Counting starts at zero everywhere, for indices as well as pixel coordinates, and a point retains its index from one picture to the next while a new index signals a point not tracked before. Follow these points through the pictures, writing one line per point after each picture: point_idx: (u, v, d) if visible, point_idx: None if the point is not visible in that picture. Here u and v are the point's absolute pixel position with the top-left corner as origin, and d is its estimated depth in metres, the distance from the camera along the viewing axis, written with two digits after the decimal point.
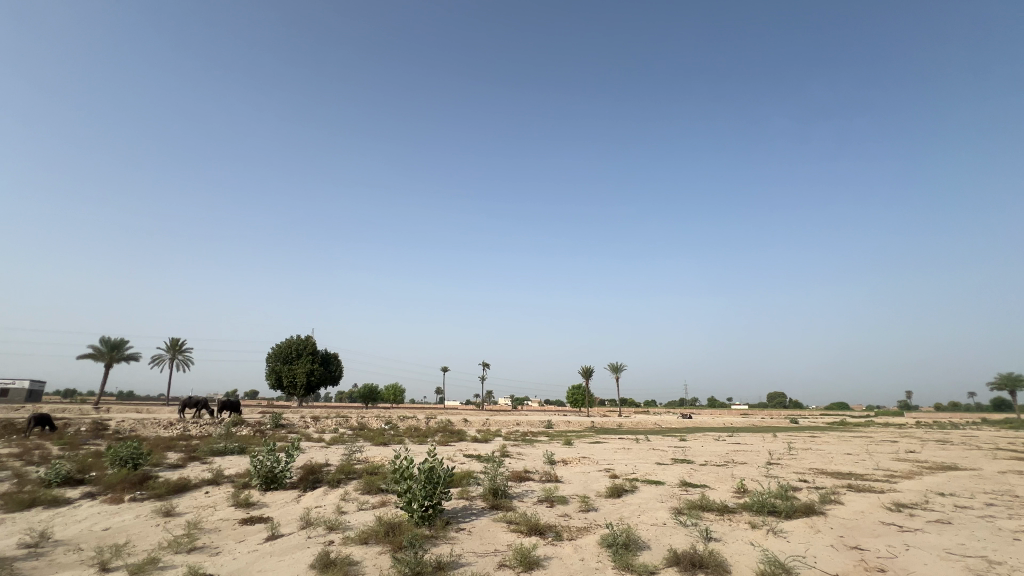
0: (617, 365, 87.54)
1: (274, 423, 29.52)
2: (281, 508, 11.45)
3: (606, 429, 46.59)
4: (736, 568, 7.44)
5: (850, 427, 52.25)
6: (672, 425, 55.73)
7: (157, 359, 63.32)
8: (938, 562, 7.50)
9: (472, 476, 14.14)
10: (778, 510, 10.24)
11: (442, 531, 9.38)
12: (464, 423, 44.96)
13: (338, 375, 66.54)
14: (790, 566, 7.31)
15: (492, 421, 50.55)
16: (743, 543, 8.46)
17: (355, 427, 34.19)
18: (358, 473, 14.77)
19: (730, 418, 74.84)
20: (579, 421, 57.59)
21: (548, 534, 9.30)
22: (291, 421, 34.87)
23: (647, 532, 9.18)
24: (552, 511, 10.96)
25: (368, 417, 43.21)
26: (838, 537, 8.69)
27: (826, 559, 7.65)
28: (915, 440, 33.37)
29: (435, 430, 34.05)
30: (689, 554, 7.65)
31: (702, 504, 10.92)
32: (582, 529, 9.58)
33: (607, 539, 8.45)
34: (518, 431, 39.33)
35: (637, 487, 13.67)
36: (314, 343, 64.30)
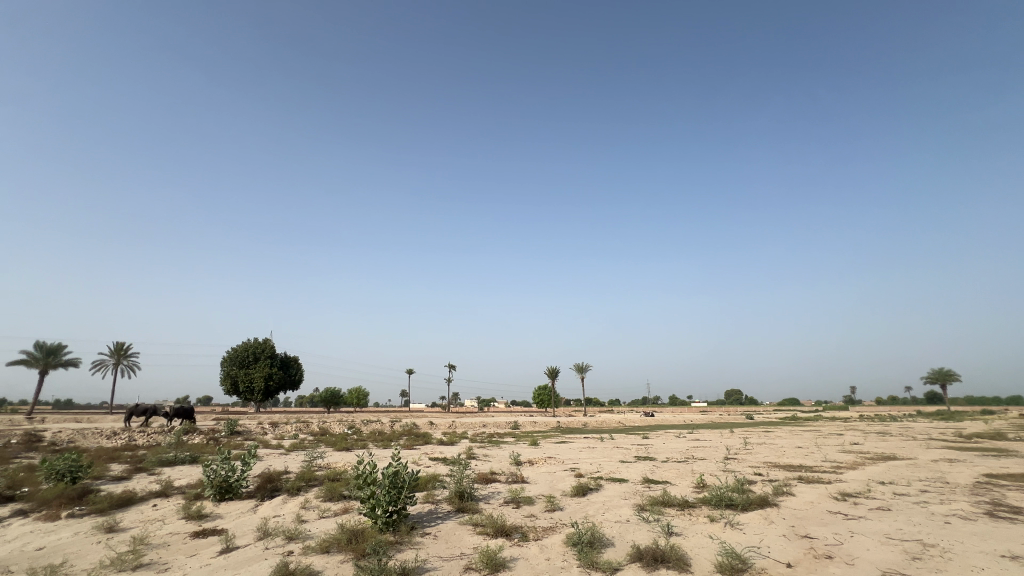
0: (582, 365, 88.88)
1: (230, 430, 28.26)
2: (236, 519, 10.95)
3: (572, 428, 47.22)
4: (696, 561, 7.67)
5: (800, 421, 55.01)
6: (635, 423, 57.14)
7: (99, 364, 59.39)
8: (880, 547, 8.00)
9: (437, 479, 13.95)
10: (734, 503, 10.66)
11: (407, 536, 9.25)
12: (429, 426, 44.59)
13: (298, 379, 64.44)
14: (746, 557, 7.61)
15: (458, 423, 50.30)
16: (703, 536, 8.74)
17: (316, 432, 33.26)
18: (319, 479, 14.34)
19: (689, 415, 77.44)
20: (545, 421, 57.87)
21: (514, 535, 9.32)
22: (248, 427, 33.52)
23: (611, 529, 9.34)
24: (518, 512, 10.99)
25: (331, 422, 42.09)
26: (790, 527, 9.13)
27: (779, 548, 8.02)
28: (858, 432, 35.55)
29: (399, 433, 33.50)
30: (652, 549, 7.84)
31: (664, 500, 11.24)
32: (548, 529, 9.64)
33: (573, 538, 8.54)
34: (483, 433, 39.26)
35: (601, 485, 13.89)
36: (272, 346, 61.98)
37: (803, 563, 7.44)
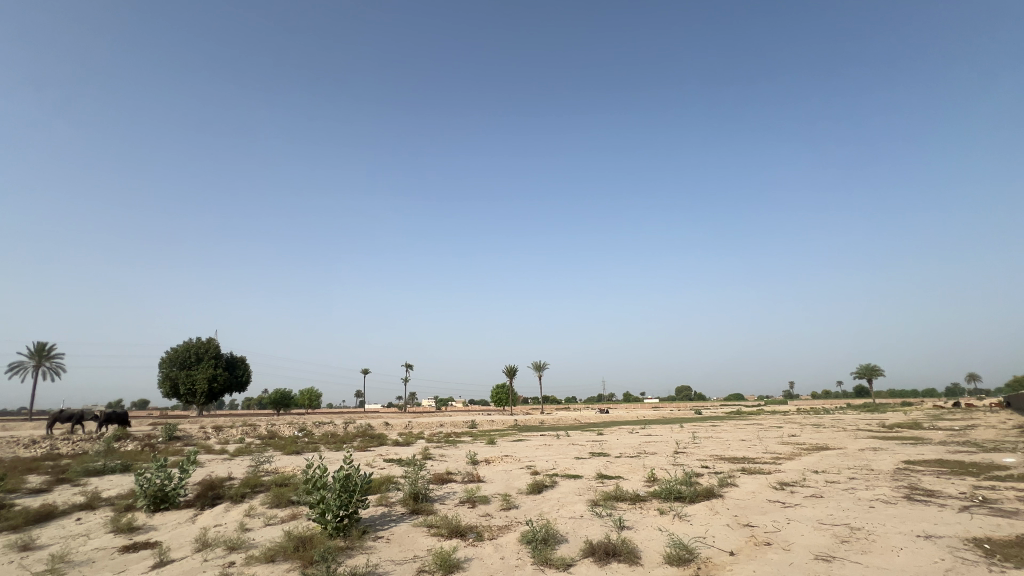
0: (540, 364, 89.79)
1: (167, 435, 26.47)
2: (172, 530, 10.26)
3: (529, 426, 47.57)
4: (646, 554, 7.89)
5: (743, 416, 57.98)
6: (591, 420, 58.24)
7: (16, 367, 54.16)
8: (813, 532, 8.53)
9: (392, 481, 13.66)
10: (683, 496, 11.08)
11: (358, 541, 8.98)
12: (384, 427, 43.60)
13: (246, 381, 61.35)
14: (692, 547, 7.91)
15: (415, 423, 49.50)
16: (653, 529, 9.01)
17: (264, 435, 31.80)
18: (265, 485, 13.68)
19: (642, 411, 79.93)
20: (502, 420, 57.95)
21: (469, 535, 9.25)
22: (189, 432, 31.56)
23: (565, 526, 9.46)
24: (473, 512, 10.94)
25: (280, 425, 40.32)
26: (733, 516, 9.59)
27: (723, 537, 8.39)
28: (795, 425, 37.88)
29: (353, 435, 32.63)
30: (604, 544, 8.00)
31: (617, 495, 11.50)
32: (503, 527, 9.66)
33: (527, 535, 8.58)
34: (440, 433, 38.84)
35: (557, 482, 14.07)
36: (216, 346, 58.69)
37: (744, 550, 7.80)
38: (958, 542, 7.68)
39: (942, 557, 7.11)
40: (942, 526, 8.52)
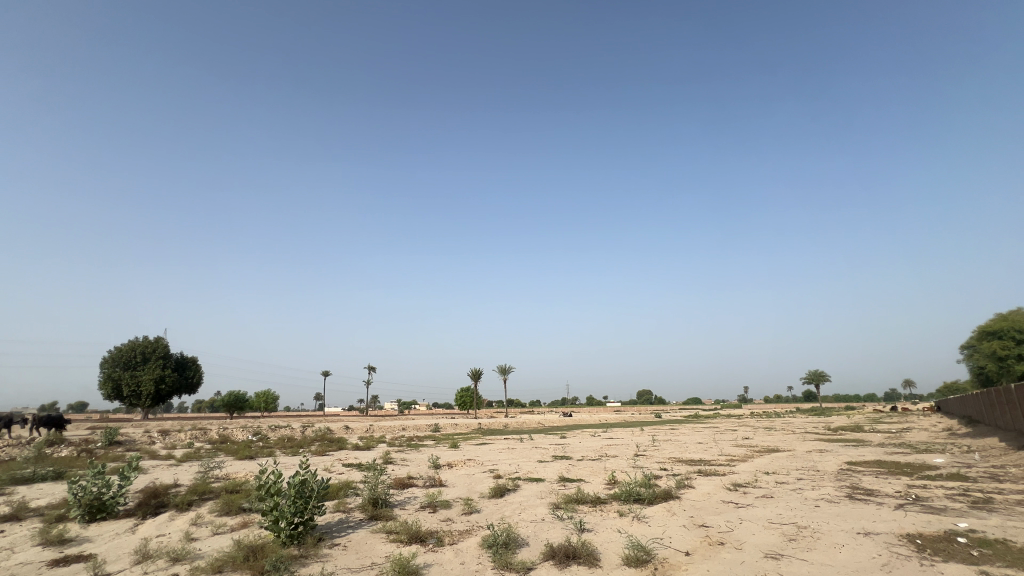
0: (505, 367, 89.91)
1: (108, 440, 24.80)
2: (109, 541, 9.61)
3: (493, 430, 47.46)
4: (605, 556, 8.00)
5: (699, 419, 59.80)
6: (555, 423, 58.67)
7: None
8: (763, 531, 8.89)
9: (350, 486, 13.29)
10: (642, 497, 11.30)
11: (313, 549, 8.67)
12: (344, 431, 42.39)
13: (197, 382, 58.43)
14: (650, 548, 8.08)
15: (376, 427, 48.39)
16: (612, 531, 9.15)
17: (215, 440, 30.30)
18: (215, 492, 13.02)
19: (604, 414, 81.18)
20: (466, 424, 57.44)
21: (428, 541, 9.10)
22: (131, 436, 29.67)
23: (526, 529, 9.47)
24: (434, 517, 10.79)
25: (232, 429, 38.56)
26: (689, 517, 9.86)
27: (679, 538, 8.61)
28: (747, 428, 39.52)
29: (311, 439, 31.57)
30: (565, 547, 8.04)
31: (578, 498, 11.61)
32: (464, 532, 9.57)
33: (488, 539, 8.52)
34: (402, 436, 38.16)
35: (519, 485, 14.06)
36: (164, 346, 55.66)
37: (699, 550, 8.03)
38: (893, 537, 8.18)
39: (880, 552, 7.54)
40: (880, 523, 9.06)
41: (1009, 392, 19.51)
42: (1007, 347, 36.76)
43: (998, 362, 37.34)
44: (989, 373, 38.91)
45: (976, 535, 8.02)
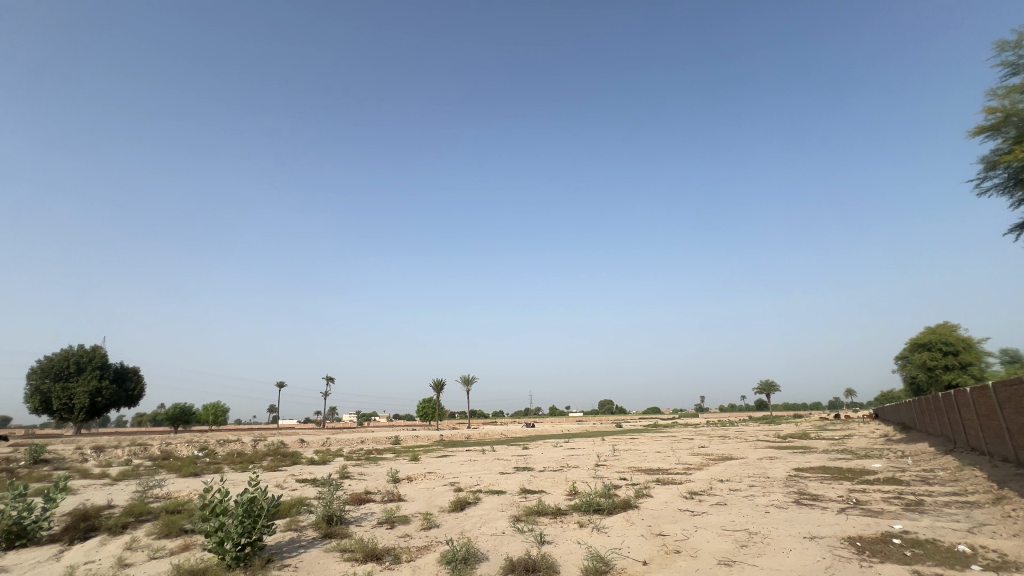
0: (468, 377, 89.05)
1: (32, 459, 22.75)
2: (28, 571, 8.77)
3: (455, 441, 46.92)
4: (565, 567, 7.99)
5: (656, 428, 60.72)
6: (518, 434, 58.60)
7: None
8: (717, 538, 9.15)
9: (303, 503, 12.71)
10: (601, 508, 11.41)
11: (261, 571, 8.23)
12: (299, 444, 40.69)
13: (137, 396, 54.73)
14: (609, 559, 8.13)
15: (333, 440, 46.84)
16: (571, 542, 9.16)
17: (155, 456, 28.38)
18: (154, 513, 12.17)
19: (566, 425, 81.66)
20: (427, 435, 56.45)
21: (385, 559, 8.82)
22: (60, 454, 27.35)
23: (486, 543, 9.36)
24: (392, 533, 10.49)
25: (176, 444, 36.23)
26: (647, 527, 10.02)
27: (637, 548, 8.72)
28: (702, 436, 40.82)
29: (263, 454, 30.12)
30: (524, 560, 7.97)
31: (539, 509, 11.58)
32: (422, 548, 9.33)
33: (447, 555, 8.33)
34: (361, 450, 37.03)
35: (480, 498, 13.88)
36: (101, 356, 51.91)
37: (656, 559, 8.15)
38: (836, 541, 8.58)
39: (824, 556, 7.89)
40: (824, 527, 9.51)
41: (937, 399, 21.02)
42: (935, 357, 39.66)
43: (928, 372, 40.22)
44: (920, 382, 41.85)
45: (909, 535, 8.54)
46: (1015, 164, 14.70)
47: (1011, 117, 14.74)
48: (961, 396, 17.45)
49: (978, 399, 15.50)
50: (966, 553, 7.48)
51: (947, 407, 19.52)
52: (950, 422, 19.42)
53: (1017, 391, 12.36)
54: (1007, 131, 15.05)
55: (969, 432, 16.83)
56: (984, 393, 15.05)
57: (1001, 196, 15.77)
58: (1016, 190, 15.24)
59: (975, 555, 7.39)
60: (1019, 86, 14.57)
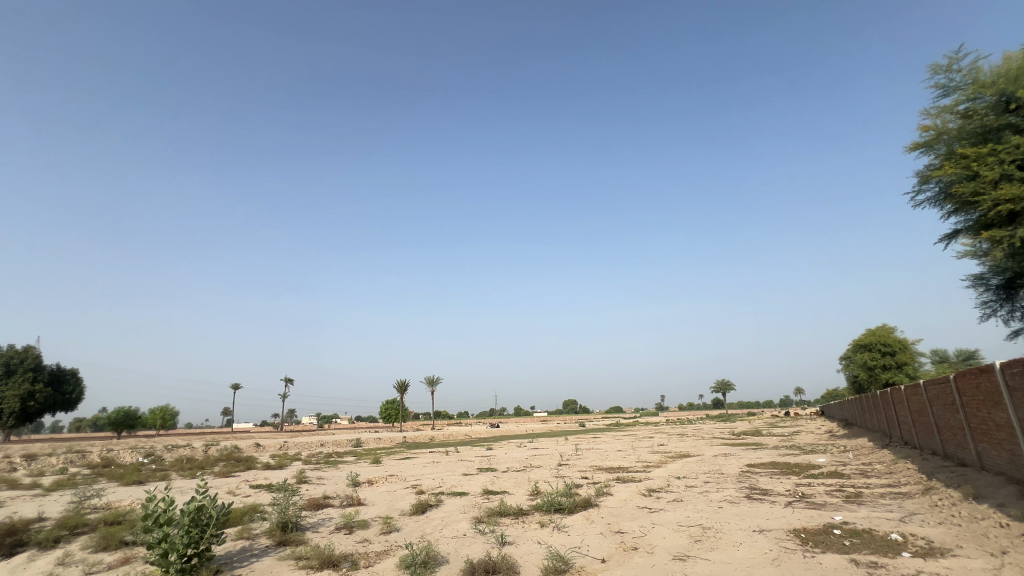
0: (433, 378, 88.30)
1: None
2: None
3: (419, 442, 46.44)
4: (524, 568, 8.02)
5: (619, 427, 62.16)
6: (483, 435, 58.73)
7: None
8: (673, 534, 9.42)
9: (256, 510, 12.22)
10: (563, 507, 11.53)
11: None
12: (254, 448, 39.14)
13: (75, 399, 51.29)
14: (568, 558, 8.21)
15: (291, 443, 45.34)
16: (532, 542, 9.21)
17: (94, 464, 26.60)
18: (91, 525, 11.40)
19: (532, 425, 81.77)
20: (390, 437, 55.44)
21: (342, 565, 8.58)
22: None
23: (446, 546, 9.27)
24: (350, 538, 10.24)
25: (119, 450, 34.09)
26: (606, 525, 10.19)
27: (597, 546, 8.86)
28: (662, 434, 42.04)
29: (214, 459, 28.80)
30: (485, 562, 7.96)
31: (500, 510, 11.59)
32: (381, 553, 9.15)
33: (406, 560, 8.20)
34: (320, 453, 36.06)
35: (441, 500, 13.77)
36: (35, 357, 48.25)
37: (614, 557, 8.30)
38: (782, 533, 8.99)
39: (772, 548, 8.25)
40: (772, 520, 9.94)
41: (876, 397, 22.45)
42: (875, 357, 42.32)
43: (869, 370, 42.89)
44: (861, 380, 44.56)
45: (848, 526, 9.06)
46: (946, 179, 15.88)
47: (942, 135, 15.93)
48: (897, 394, 18.68)
49: (912, 397, 16.64)
50: (898, 541, 8.01)
51: (884, 404, 20.85)
52: (887, 418, 20.73)
53: (944, 389, 13.34)
54: (939, 148, 16.26)
55: (903, 427, 18.02)
56: (916, 391, 16.16)
57: (933, 208, 16.99)
58: (946, 202, 16.45)
59: (906, 542, 7.92)
60: (950, 107, 15.75)
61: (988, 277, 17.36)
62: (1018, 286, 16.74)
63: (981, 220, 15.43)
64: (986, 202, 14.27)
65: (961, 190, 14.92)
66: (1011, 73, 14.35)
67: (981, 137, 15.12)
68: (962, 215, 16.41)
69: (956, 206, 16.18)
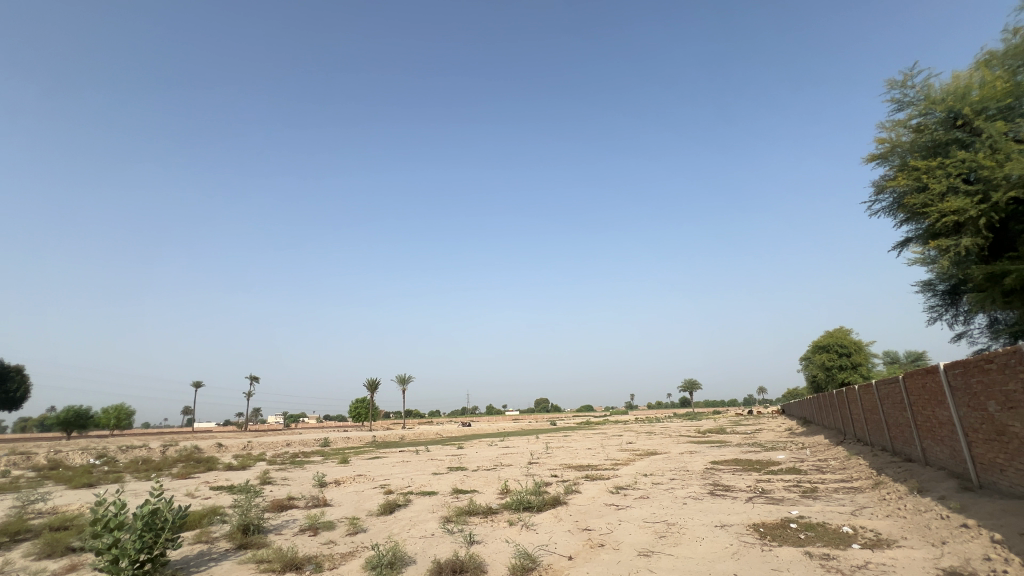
0: (404, 377, 87.23)
1: None
2: None
3: (389, 442, 45.85)
4: (492, 567, 8.02)
5: (589, 426, 62.93)
6: (455, 433, 58.50)
7: None
8: (639, 530, 9.61)
9: (216, 513, 11.80)
10: (531, 505, 11.59)
11: None
12: (216, 448, 37.76)
13: (20, 398, 48.33)
14: (536, 556, 8.26)
15: (255, 443, 43.97)
16: (500, 541, 9.21)
17: (41, 466, 25.16)
18: (35, 531, 10.78)
19: (503, 424, 81.64)
20: (360, 437, 54.42)
21: (305, 568, 8.37)
22: None
23: (414, 546, 9.19)
24: (315, 540, 10.01)
25: (68, 452, 32.35)
26: (575, 522, 10.30)
27: (564, 543, 8.95)
28: (631, 432, 42.87)
29: (173, 461, 27.70)
30: (452, 561, 7.92)
31: (469, 509, 11.56)
32: (347, 554, 8.99)
33: (372, 561, 8.05)
34: (285, 453, 35.20)
35: (410, 500, 13.62)
36: None
37: (581, 554, 8.40)
38: (742, 528, 9.30)
39: (732, 542, 8.51)
40: (733, 515, 10.27)
41: (833, 396, 23.47)
42: (832, 358, 44.29)
43: (826, 370, 44.93)
44: (819, 380, 46.56)
45: (804, 520, 9.44)
46: (899, 190, 16.73)
47: (896, 148, 16.78)
48: (851, 394, 19.56)
49: (864, 396, 17.48)
50: (849, 534, 8.40)
51: (840, 403, 21.80)
52: (842, 417, 21.68)
53: (894, 389, 14.06)
54: (893, 160, 17.12)
55: (857, 425, 18.88)
56: (869, 390, 16.96)
57: (887, 218, 17.88)
58: (899, 212, 17.33)
59: (856, 535, 8.32)
60: (903, 121, 16.59)
61: (935, 284, 18.39)
62: (962, 293, 17.80)
63: (930, 230, 16.34)
64: (933, 214, 15.12)
65: (912, 201, 15.75)
66: (959, 91, 15.17)
67: (931, 151, 16.00)
68: (913, 224, 17.33)
69: (908, 216, 17.08)
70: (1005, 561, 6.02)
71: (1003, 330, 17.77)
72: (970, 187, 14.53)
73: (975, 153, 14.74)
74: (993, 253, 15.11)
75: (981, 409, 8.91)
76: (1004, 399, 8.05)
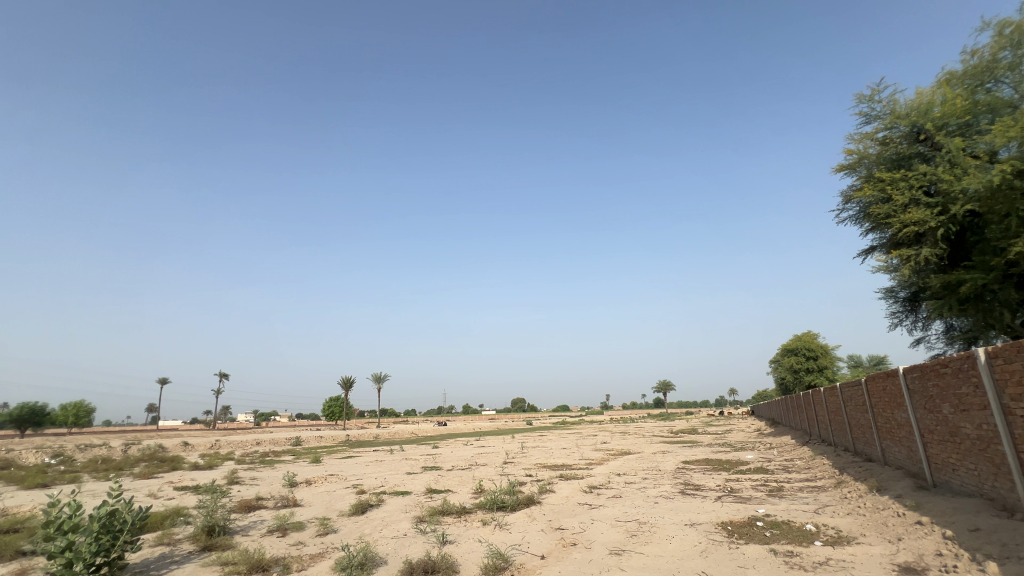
0: (380, 376, 86.13)
1: None
2: None
3: (363, 441, 45.21)
4: (464, 567, 7.99)
5: (565, 425, 63.34)
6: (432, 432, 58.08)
7: None
8: (611, 529, 9.73)
9: (179, 514, 11.42)
10: (505, 505, 11.58)
11: None
12: (182, 447, 36.53)
13: None
14: (509, 555, 8.27)
15: (224, 442, 42.72)
16: (473, 541, 9.18)
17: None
18: None
19: (480, 423, 81.29)
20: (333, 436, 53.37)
21: (273, 569, 8.19)
22: None
23: (386, 546, 9.09)
24: (283, 541, 9.79)
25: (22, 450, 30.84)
26: (548, 522, 10.35)
27: (537, 542, 8.98)
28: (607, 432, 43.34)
29: (135, 459, 26.69)
30: (424, 561, 7.85)
31: (443, 509, 11.48)
32: (316, 555, 8.83)
33: (342, 562, 7.92)
34: (255, 452, 34.31)
35: (383, 500, 13.46)
36: None
37: (554, 553, 8.44)
38: (711, 526, 9.50)
39: (701, 540, 8.69)
40: (702, 514, 10.50)
41: (799, 398, 24.20)
42: (801, 361, 45.78)
43: (794, 373, 46.42)
44: (787, 382, 48.05)
45: (770, 518, 9.70)
46: (865, 199, 17.38)
47: (863, 159, 17.43)
48: (818, 396, 20.17)
49: (829, 398, 18.08)
50: (812, 531, 8.68)
51: (806, 405, 22.48)
52: (808, 418, 22.36)
53: (857, 391, 14.56)
54: (860, 171, 17.78)
55: (822, 426, 19.49)
56: (834, 392, 17.53)
57: (853, 226, 18.55)
58: (864, 221, 18.00)
59: (819, 532, 8.60)
60: (870, 134, 17.24)
61: (896, 291, 19.16)
62: (921, 299, 18.61)
63: (892, 239, 17.03)
64: (896, 224, 15.75)
65: (876, 211, 16.38)
66: (922, 107, 15.85)
67: (895, 163, 16.69)
68: (878, 233, 18.02)
69: (872, 225, 17.76)
70: (955, 556, 6.30)
71: (958, 335, 18.65)
72: (930, 199, 15.20)
73: (936, 167, 15.44)
74: (950, 262, 15.83)
75: (936, 411, 9.32)
76: (957, 401, 8.43)
